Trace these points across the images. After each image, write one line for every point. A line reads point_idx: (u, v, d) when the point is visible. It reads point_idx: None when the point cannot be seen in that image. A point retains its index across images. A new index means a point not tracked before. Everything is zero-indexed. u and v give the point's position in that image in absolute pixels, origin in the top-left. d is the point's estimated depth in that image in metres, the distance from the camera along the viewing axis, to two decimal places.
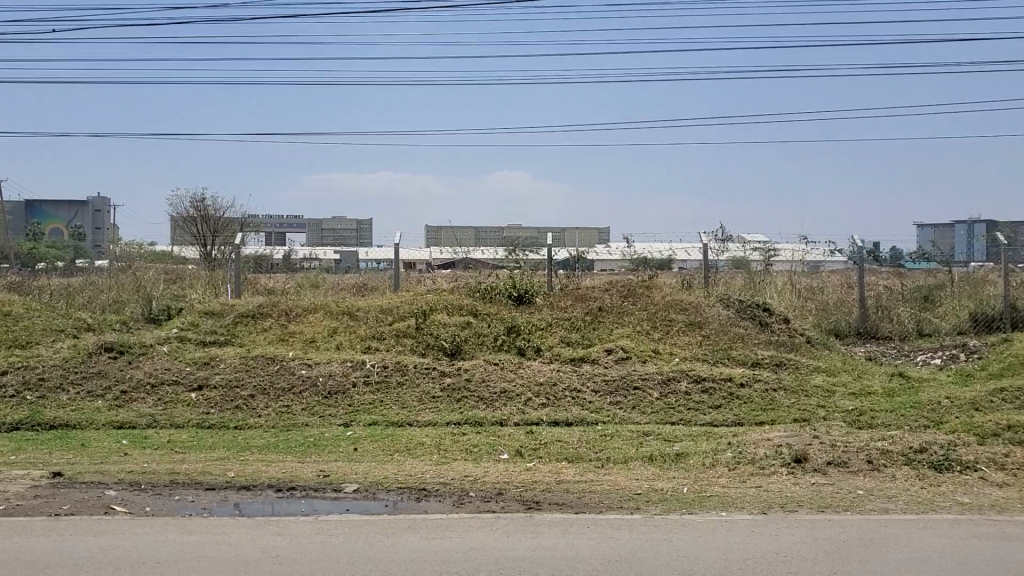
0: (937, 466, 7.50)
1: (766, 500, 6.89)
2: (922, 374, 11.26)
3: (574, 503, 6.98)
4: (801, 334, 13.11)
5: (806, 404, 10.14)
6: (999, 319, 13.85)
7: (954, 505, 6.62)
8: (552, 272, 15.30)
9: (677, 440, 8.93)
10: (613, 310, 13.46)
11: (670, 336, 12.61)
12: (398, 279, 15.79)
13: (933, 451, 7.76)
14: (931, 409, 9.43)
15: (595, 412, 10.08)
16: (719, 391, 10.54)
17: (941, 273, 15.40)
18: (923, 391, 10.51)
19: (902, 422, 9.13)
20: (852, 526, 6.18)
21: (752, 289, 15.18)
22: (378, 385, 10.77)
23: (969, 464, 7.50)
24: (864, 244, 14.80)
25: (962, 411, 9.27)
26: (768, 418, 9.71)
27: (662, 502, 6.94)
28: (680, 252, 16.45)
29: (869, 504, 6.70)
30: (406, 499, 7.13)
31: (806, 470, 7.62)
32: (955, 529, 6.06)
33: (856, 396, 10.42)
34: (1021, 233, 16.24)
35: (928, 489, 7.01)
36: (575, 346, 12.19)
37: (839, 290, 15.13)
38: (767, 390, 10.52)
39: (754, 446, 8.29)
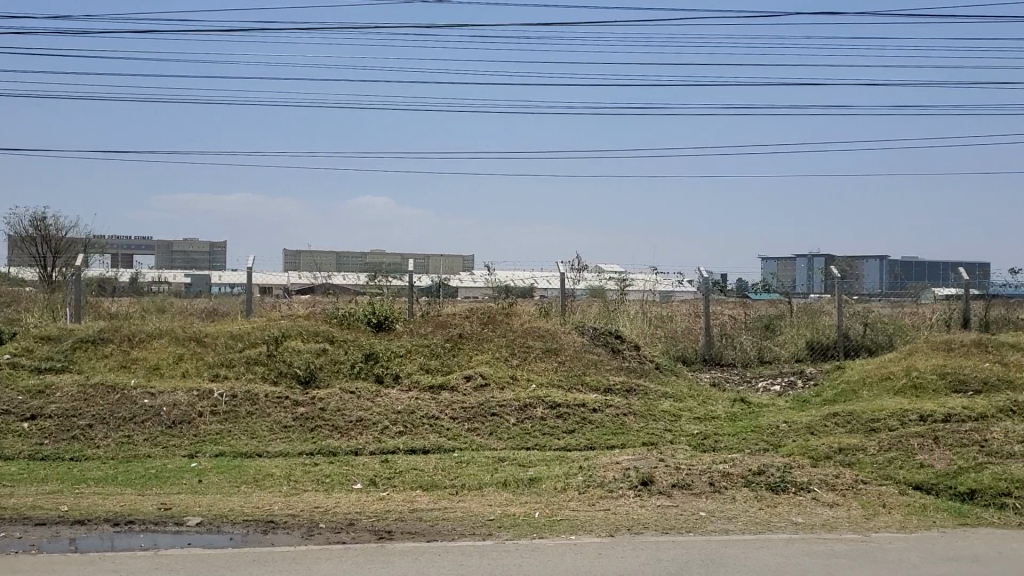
0: (774, 487, 7.87)
1: (613, 523, 7.06)
2: (762, 400, 11.80)
3: (427, 531, 6.95)
4: (651, 361, 13.53)
5: (655, 429, 10.44)
6: (834, 348, 14.70)
7: (788, 525, 6.94)
8: (411, 299, 15.31)
9: (532, 465, 9.05)
10: (472, 337, 13.51)
11: (528, 362, 12.77)
12: (250, 304, 15.28)
13: (770, 473, 8.14)
14: (770, 433, 9.89)
15: (452, 439, 10.08)
16: (573, 416, 10.74)
17: (781, 304, 16.25)
18: (763, 415, 11.02)
19: (744, 445, 9.54)
20: (695, 547, 6.40)
21: (606, 317, 15.61)
22: (227, 415, 10.44)
23: (802, 485, 7.88)
24: (711, 275, 15.44)
25: (798, 434, 9.74)
26: (619, 442, 9.96)
27: (513, 527, 7.01)
28: (540, 280, 16.70)
29: (710, 525, 6.96)
30: (254, 532, 6.93)
31: (652, 493, 7.84)
32: (790, 549, 6.35)
33: (700, 420, 10.81)
34: (855, 267, 17.28)
35: (765, 510, 7.34)
36: (434, 372, 12.18)
37: (688, 319, 15.75)
38: (619, 415, 10.78)
39: (604, 470, 8.48)
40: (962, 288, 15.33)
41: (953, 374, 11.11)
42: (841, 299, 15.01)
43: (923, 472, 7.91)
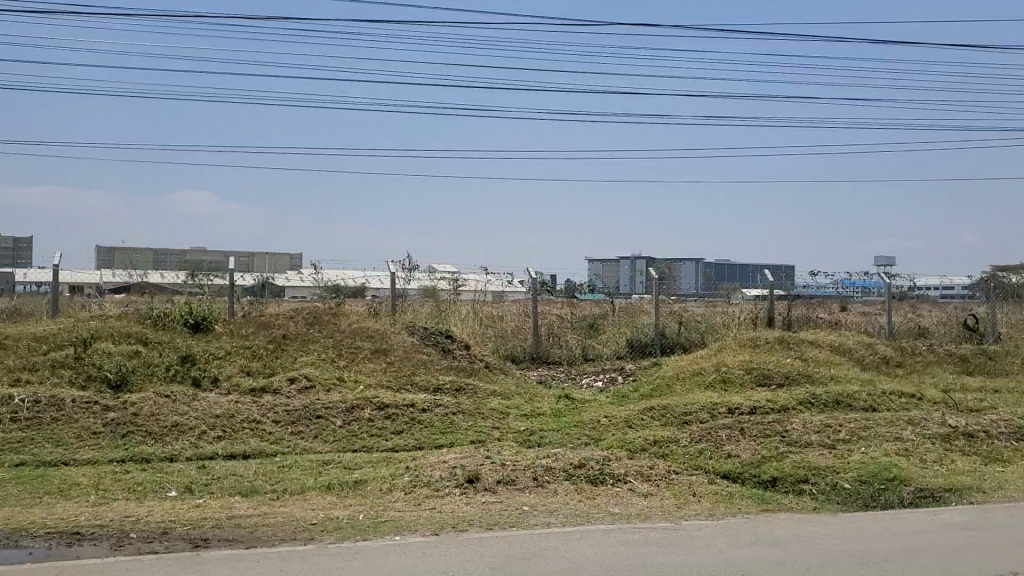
0: (594, 480, 8.13)
1: (437, 521, 7.10)
2: (585, 396, 12.15)
3: (246, 538, 6.76)
4: (480, 360, 13.68)
5: (482, 427, 10.56)
6: (651, 345, 15.26)
7: (606, 516, 7.18)
8: (233, 298, 14.81)
9: (357, 467, 8.97)
10: (297, 338, 13.22)
11: (355, 363, 12.63)
12: (57, 304, 14.34)
13: (591, 466, 8.40)
14: (592, 428, 10.20)
15: (275, 443, 9.84)
16: (401, 416, 10.71)
17: (606, 303, 16.79)
18: (587, 411, 11.36)
19: (567, 440, 9.81)
20: (517, 542, 6.52)
21: (436, 317, 15.64)
22: (28, 422, 9.78)
23: (620, 477, 8.17)
24: (539, 275, 15.75)
25: (618, 428, 10.09)
26: (446, 442, 10.01)
27: (337, 530, 6.92)
28: (370, 280, 16.55)
29: (532, 519, 7.12)
30: (57, 545, 6.53)
31: (477, 491, 7.93)
32: (607, 538, 6.57)
33: (526, 418, 11.03)
34: (675, 269, 18.08)
35: (584, 502, 7.58)
36: (257, 375, 11.84)
37: (517, 318, 16.01)
38: (446, 415, 10.84)
39: (430, 469, 8.51)
40: (768, 289, 16.33)
41: (758, 369, 11.82)
42: (660, 298, 15.66)
43: (730, 461, 8.37)
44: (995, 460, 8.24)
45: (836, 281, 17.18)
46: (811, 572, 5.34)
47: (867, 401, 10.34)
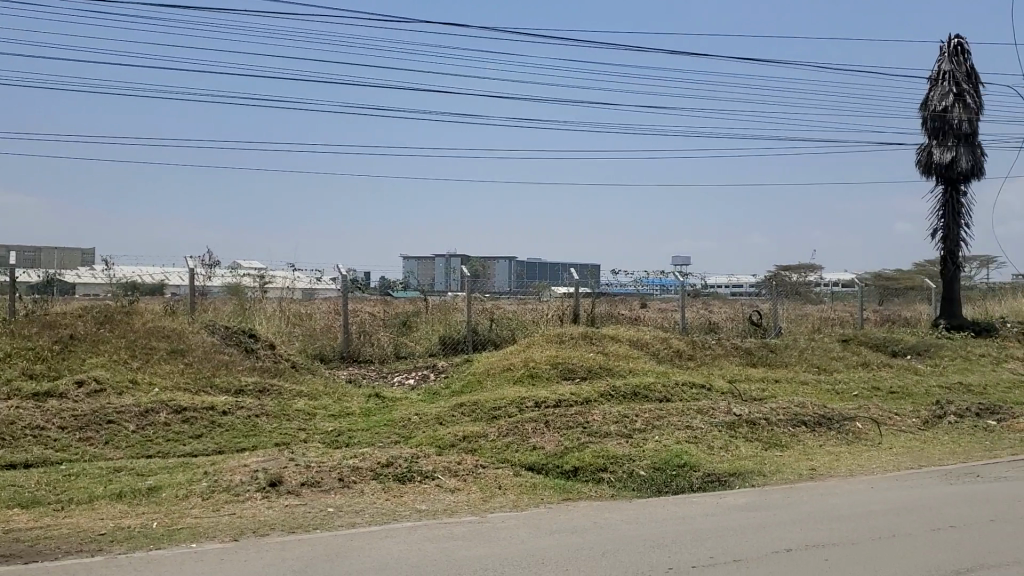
0: (400, 478, 8.12)
1: (237, 527, 6.89)
2: (394, 394, 12.12)
3: (25, 553, 6.30)
4: (287, 359, 13.38)
5: (287, 428, 10.33)
6: (463, 342, 15.42)
7: (412, 513, 7.18)
8: (15, 297, 13.74)
9: (152, 474, 8.55)
10: (87, 339, 12.44)
11: (151, 365, 12.03)
12: None
13: (397, 464, 8.39)
14: (401, 426, 10.19)
15: (61, 451, 9.22)
16: (201, 420, 10.30)
17: (418, 301, 16.81)
18: (396, 409, 11.34)
19: (375, 439, 9.76)
20: (321, 544, 6.40)
21: (241, 316, 15.13)
22: None
23: (427, 474, 8.21)
24: (349, 273, 15.53)
25: (427, 425, 10.13)
26: (249, 444, 9.72)
27: (128, 540, 6.57)
28: (170, 278, 15.80)
29: (337, 520, 7.03)
30: None
31: (280, 494, 7.75)
32: (412, 535, 6.54)
33: (334, 418, 10.88)
34: (486, 266, 18.32)
35: (391, 500, 7.56)
36: (40, 379, 11.06)
37: (326, 316, 15.73)
38: (250, 417, 10.53)
39: (231, 473, 8.24)
40: (574, 287, 16.85)
41: (563, 364, 12.19)
42: (470, 296, 15.83)
43: (535, 454, 8.59)
44: (774, 445, 8.89)
45: (637, 280, 17.95)
46: (606, 556, 5.53)
47: (663, 393, 10.89)
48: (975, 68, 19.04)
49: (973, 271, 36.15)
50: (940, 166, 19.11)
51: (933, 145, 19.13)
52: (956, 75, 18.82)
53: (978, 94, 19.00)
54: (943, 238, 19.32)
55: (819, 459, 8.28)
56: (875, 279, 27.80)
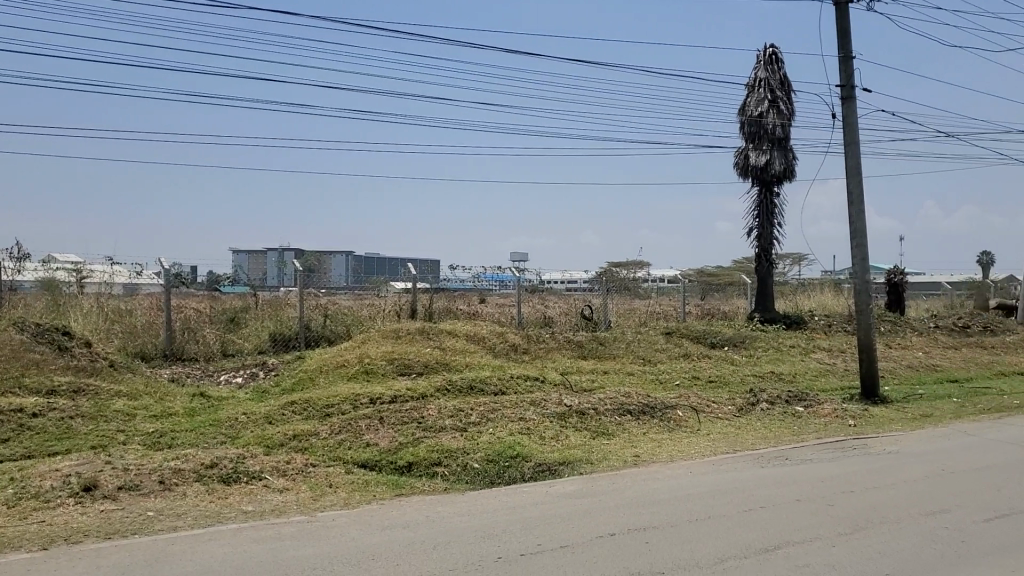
0: (226, 479, 7.87)
1: (46, 535, 6.49)
2: (222, 393, 11.73)
3: None
4: (104, 358, 12.70)
5: (105, 430, 9.81)
6: (295, 339, 15.11)
7: (239, 514, 6.98)
8: None
9: None
10: None
11: None
12: None
13: (223, 465, 8.13)
14: (228, 426, 9.88)
15: None
16: (7, 423, 9.64)
17: (249, 296, 16.33)
18: (223, 409, 10.98)
19: (200, 440, 9.42)
20: (140, 549, 6.12)
21: (54, 312, 14.24)
22: None
23: (255, 474, 8.00)
24: (174, 267, 14.89)
25: (256, 425, 9.87)
26: (62, 448, 9.18)
27: None
28: None
29: (158, 524, 6.75)
30: None
31: (95, 499, 7.36)
32: (238, 536, 6.35)
33: (156, 418, 10.43)
34: (320, 261, 17.99)
35: (216, 502, 7.32)
36: None
37: (148, 312, 15.02)
38: (63, 419, 9.95)
39: (40, 479, 7.76)
40: (410, 282, 16.82)
41: (398, 360, 12.15)
42: (303, 291, 15.51)
43: (367, 451, 8.52)
44: (601, 434, 9.19)
45: (473, 275, 18.10)
46: (436, 549, 5.56)
47: (497, 386, 11.04)
48: (787, 77, 20.18)
49: (785, 268, 38.50)
50: (755, 168, 20.24)
51: (750, 148, 20.23)
52: (771, 83, 19.90)
53: (790, 102, 20.16)
54: (759, 237, 20.47)
55: (643, 446, 8.63)
56: (698, 275, 29.15)
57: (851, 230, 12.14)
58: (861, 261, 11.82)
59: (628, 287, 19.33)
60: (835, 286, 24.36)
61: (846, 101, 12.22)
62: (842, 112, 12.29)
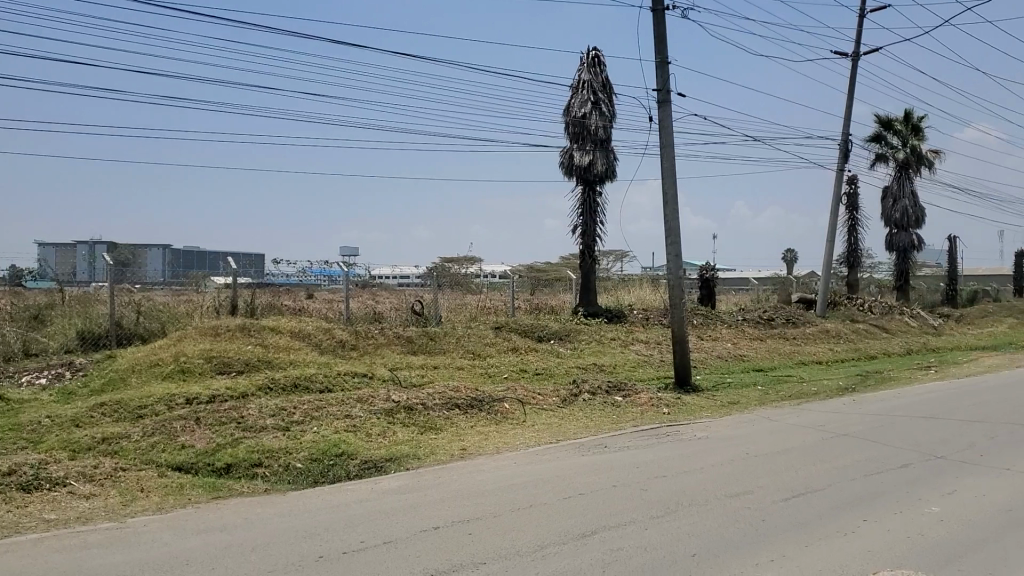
0: (26, 487, 7.37)
1: None
2: (23, 396, 10.98)
3: None
4: None
5: None
6: (106, 336, 14.33)
7: (39, 524, 6.56)
8: None
9: None
10: None
11: None
12: None
13: (22, 472, 7.60)
14: (30, 430, 9.26)
15: None
16: None
17: (55, 292, 15.34)
18: (24, 412, 10.28)
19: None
20: None
21: None
22: None
23: (58, 480, 7.52)
24: None
25: (61, 428, 9.29)
26: None
27: None
28: None
29: None
30: None
31: None
32: (38, 547, 5.97)
33: None
34: (134, 255, 17.13)
35: (14, 512, 6.85)
36: None
37: None
38: None
39: None
40: (232, 277, 16.29)
41: (218, 358, 11.76)
42: (115, 286, 14.72)
43: (183, 453, 8.21)
44: (428, 429, 9.23)
45: (299, 270, 17.74)
46: (256, 551, 5.44)
47: (322, 383, 10.89)
48: (609, 79, 20.86)
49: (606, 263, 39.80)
50: (579, 168, 20.80)
51: (574, 148, 20.77)
52: (593, 85, 20.51)
53: (612, 104, 20.85)
54: (584, 233, 21.08)
55: (468, 440, 8.73)
56: (524, 270, 29.70)
57: (666, 229, 12.71)
58: (675, 257, 12.39)
59: (457, 283, 19.47)
60: (654, 281, 25.41)
61: (662, 105, 12.76)
62: (658, 115, 12.83)
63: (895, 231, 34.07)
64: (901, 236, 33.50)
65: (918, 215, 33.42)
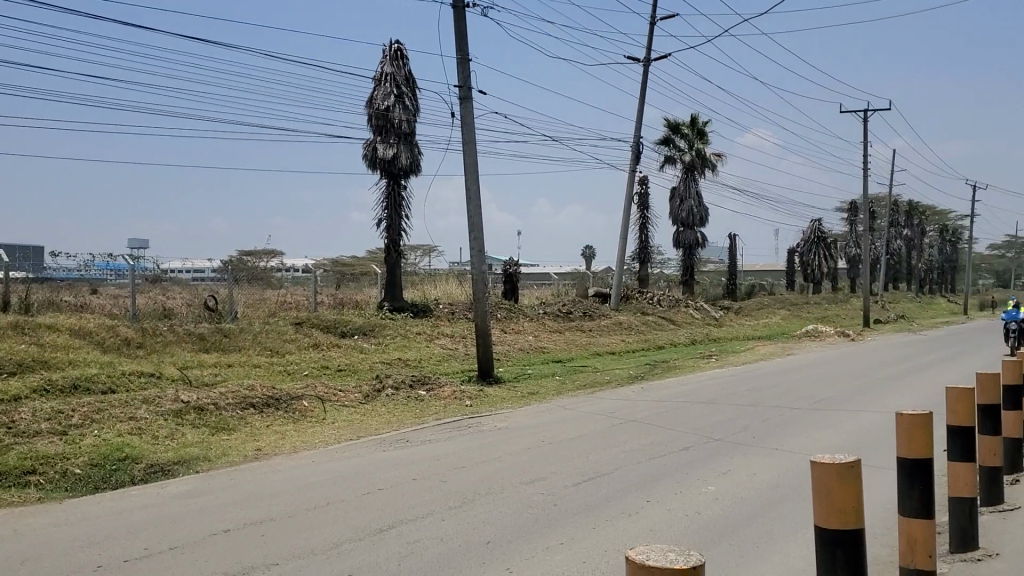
0: None
1: None
2: None
3: None
4: None
5: None
6: None
7: None
8: None
9: None
10: None
11: None
12: None
13: None
14: None
15: None
16: None
17: None
18: None
19: None
20: None
21: None
22: None
23: None
24: None
25: None
26: None
27: None
28: None
29: None
30: None
31: None
32: None
33: None
34: None
35: None
36: None
37: None
38: None
39: None
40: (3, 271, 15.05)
41: None
42: None
43: None
44: (220, 429, 8.91)
45: (82, 263, 16.67)
46: (27, 564, 5.06)
47: (105, 384, 10.30)
48: (412, 73, 20.86)
49: (411, 258, 39.75)
50: (382, 161, 20.67)
51: (377, 140, 20.63)
52: (396, 78, 20.46)
53: (415, 98, 20.87)
54: (387, 227, 20.99)
55: (264, 439, 8.50)
56: (326, 264, 29.16)
57: (469, 223, 12.87)
58: (477, 252, 12.57)
59: (256, 277, 18.91)
60: (458, 275, 25.66)
61: (464, 101, 12.91)
62: (460, 111, 12.97)
63: (681, 229, 35.79)
64: (688, 234, 35.30)
65: (703, 214, 35.33)
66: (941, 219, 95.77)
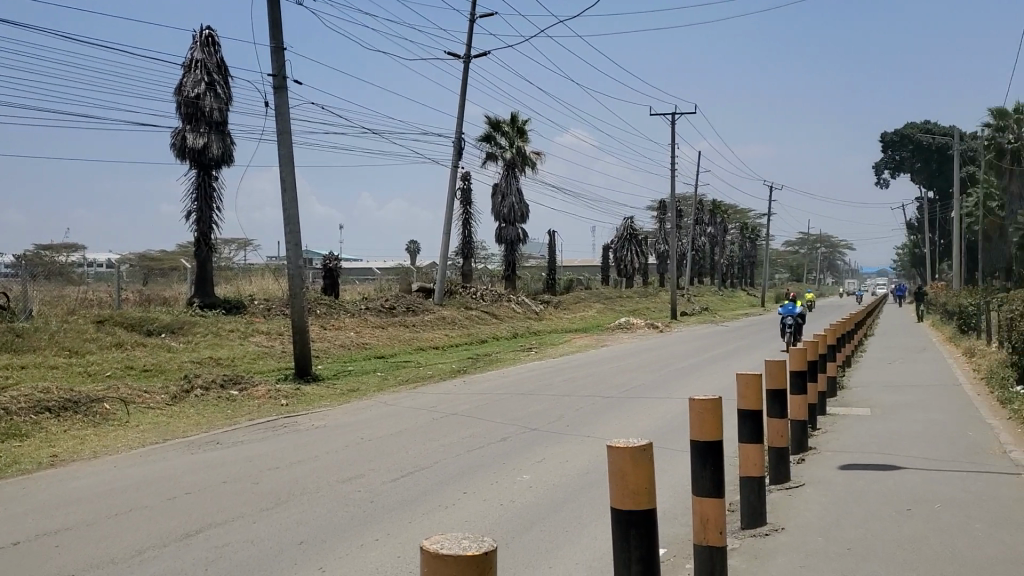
0: None
1: None
2: None
3: None
4: None
5: None
6: None
7: None
8: None
9: None
10: None
11: None
12: None
13: None
14: None
15: None
16: None
17: None
18: None
19: None
20: None
21: None
22: None
23: None
24: None
25: None
26: None
27: None
28: None
29: None
30: None
31: None
32: None
33: None
34: None
35: None
36: None
37: None
38: None
39: None
40: None
41: None
42: None
43: None
44: (10, 436, 8.30)
45: None
46: None
47: None
48: (224, 61, 20.16)
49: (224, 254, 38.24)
50: (193, 151, 19.85)
51: (187, 129, 19.79)
52: (207, 65, 19.71)
53: (227, 86, 20.18)
54: (198, 220, 20.19)
55: (60, 445, 7.99)
56: (132, 259, 27.64)
57: (285, 216, 12.56)
58: (293, 246, 12.30)
59: (54, 273, 17.72)
60: (274, 270, 25.00)
61: (278, 91, 12.59)
62: (275, 101, 12.64)
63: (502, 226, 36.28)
64: (508, 230, 35.84)
65: (523, 211, 35.99)
66: (742, 218, 101.73)
